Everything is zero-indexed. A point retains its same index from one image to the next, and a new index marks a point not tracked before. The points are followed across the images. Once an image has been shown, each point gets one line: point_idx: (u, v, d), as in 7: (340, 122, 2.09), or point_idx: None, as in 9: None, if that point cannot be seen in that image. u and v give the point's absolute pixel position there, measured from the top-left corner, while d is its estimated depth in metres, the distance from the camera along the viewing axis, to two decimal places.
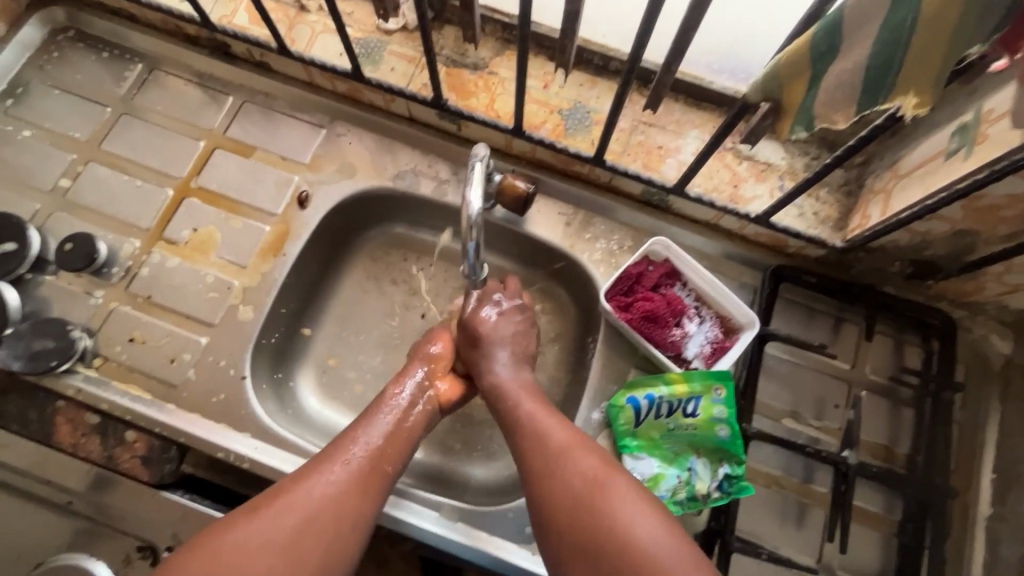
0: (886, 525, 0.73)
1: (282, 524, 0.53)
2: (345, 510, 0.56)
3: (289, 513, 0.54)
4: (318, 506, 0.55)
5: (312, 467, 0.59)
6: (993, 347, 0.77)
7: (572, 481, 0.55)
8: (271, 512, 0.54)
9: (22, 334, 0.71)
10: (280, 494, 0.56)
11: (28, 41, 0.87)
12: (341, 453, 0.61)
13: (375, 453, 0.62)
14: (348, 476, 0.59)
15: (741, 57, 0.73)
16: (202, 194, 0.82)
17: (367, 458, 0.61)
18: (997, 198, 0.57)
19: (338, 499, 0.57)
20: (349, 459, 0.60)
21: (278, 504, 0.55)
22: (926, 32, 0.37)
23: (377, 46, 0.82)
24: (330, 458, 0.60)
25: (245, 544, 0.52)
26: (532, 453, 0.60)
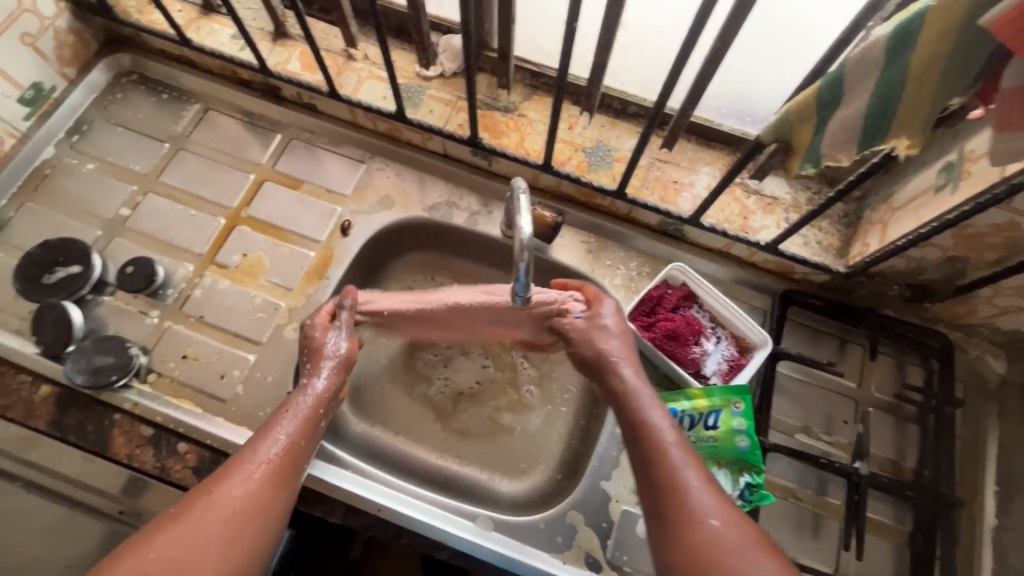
0: (897, 536, 0.77)
1: (205, 526, 0.53)
2: (268, 497, 0.57)
3: (210, 515, 0.54)
4: (242, 504, 0.55)
5: (227, 469, 0.58)
6: (988, 366, 0.83)
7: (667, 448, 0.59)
8: (193, 519, 0.53)
9: (84, 350, 0.76)
10: (200, 498, 0.55)
11: (94, 83, 0.95)
12: (264, 438, 0.61)
13: (296, 438, 0.62)
14: (270, 465, 0.59)
15: (749, 103, 0.81)
16: (252, 222, 0.89)
17: (290, 444, 0.61)
18: (983, 227, 0.64)
19: (255, 500, 0.56)
20: (266, 456, 0.59)
21: (203, 508, 0.54)
22: (914, 88, 0.44)
23: (417, 90, 0.90)
24: (256, 447, 0.60)
25: (167, 552, 0.51)
26: (635, 403, 0.65)
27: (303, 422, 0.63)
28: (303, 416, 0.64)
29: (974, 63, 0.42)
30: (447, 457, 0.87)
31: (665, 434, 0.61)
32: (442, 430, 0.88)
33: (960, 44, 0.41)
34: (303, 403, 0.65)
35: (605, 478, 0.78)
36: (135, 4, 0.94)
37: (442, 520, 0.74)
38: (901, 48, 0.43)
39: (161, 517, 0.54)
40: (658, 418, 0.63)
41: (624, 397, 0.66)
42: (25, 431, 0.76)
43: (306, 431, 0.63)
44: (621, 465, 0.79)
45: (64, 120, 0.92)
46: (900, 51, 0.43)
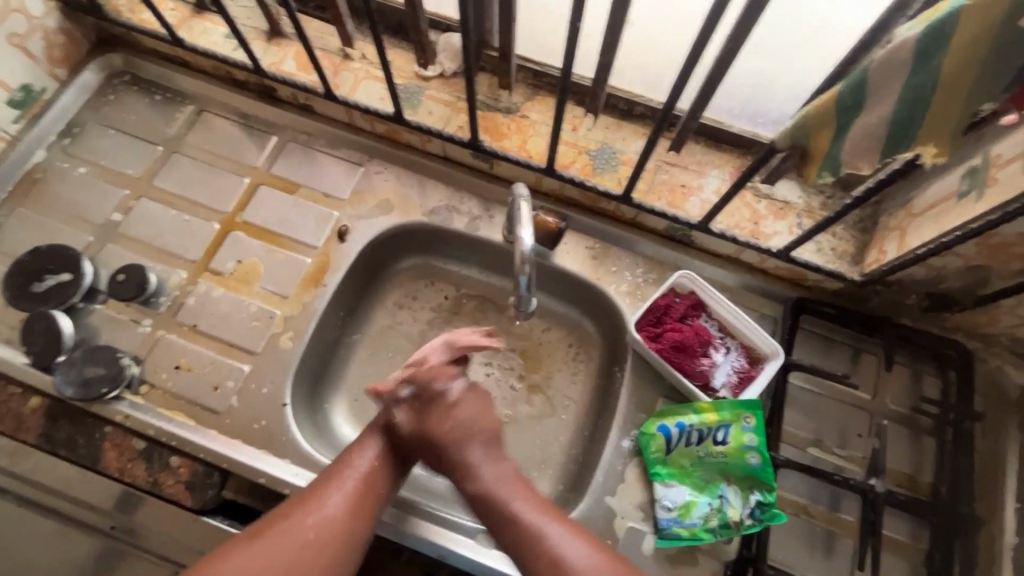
0: (913, 554, 0.74)
1: (275, 551, 0.56)
2: (341, 531, 0.59)
3: (286, 542, 0.56)
4: (314, 535, 0.58)
5: (302, 499, 0.60)
6: (1009, 377, 0.80)
7: (576, 564, 0.57)
8: (259, 548, 0.56)
9: (74, 361, 0.74)
10: (272, 523, 0.58)
11: (86, 84, 0.93)
12: (337, 477, 0.63)
13: (367, 480, 0.63)
14: (344, 500, 0.61)
15: (761, 103, 0.78)
16: (247, 227, 0.86)
17: (362, 483, 0.63)
18: (1010, 236, 0.61)
19: (327, 530, 0.58)
20: (343, 485, 0.62)
21: (275, 530, 0.57)
22: (944, 94, 0.41)
23: (416, 91, 0.87)
24: (327, 484, 0.62)
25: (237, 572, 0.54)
26: (506, 508, 0.62)
27: (375, 466, 0.65)
28: (376, 460, 0.65)
29: (1011, 66, 0.38)
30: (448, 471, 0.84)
31: (564, 544, 0.59)
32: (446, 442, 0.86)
33: (995, 47, 0.38)
34: (375, 446, 0.66)
35: (610, 494, 0.74)
36: (126, 3, 0.91)
37: (442, 538, 0.71)
38: (930, 51, 0.39)
39: (235, 538, 0.57)
40: (548, 529, 0.60)
41: (488, 499, 0.63)
42: (16, 443, 0.75)
43: (378, 474, 0.64)
44: (626, 480, 0.74)
45: (55, 123, 0.90)
46: (929, 54, 0.40)
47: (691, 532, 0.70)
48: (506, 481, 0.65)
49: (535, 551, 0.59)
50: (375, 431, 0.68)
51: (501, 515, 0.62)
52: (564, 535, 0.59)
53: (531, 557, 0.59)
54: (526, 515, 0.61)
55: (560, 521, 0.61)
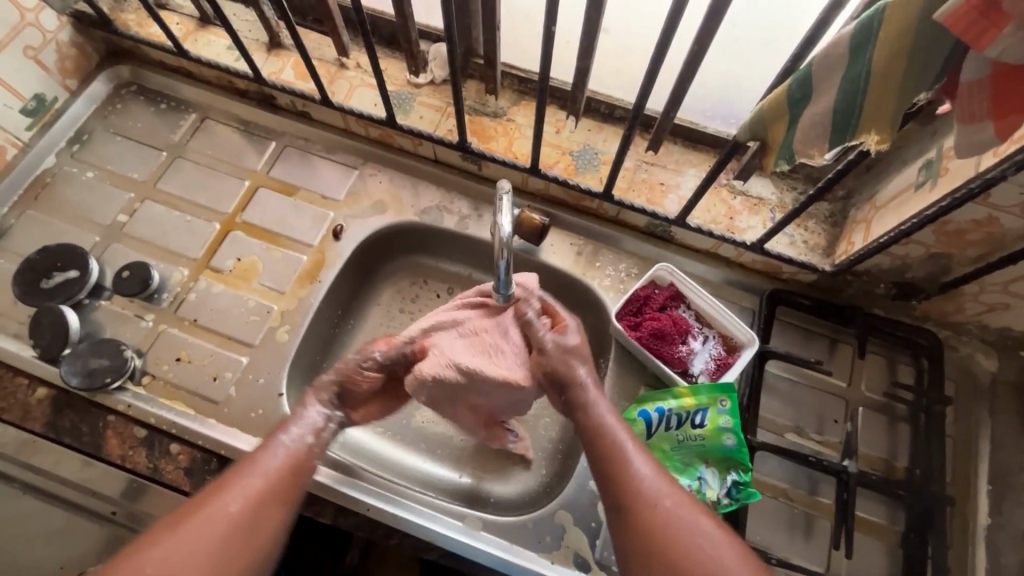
0: (890, 536, 0.77)
1: (197, 541, 0.56)
2: (263, 516, 0.59)
3: (207, 531, 0.57)
4: (234, 521, 0.58)
5: (220, 487, 0.60)
6: (980, 364, 0.82)
7: (653, 487, 0.61)
8: (189, 531, 0.56)
9: (80, 353, 0.78)
10: (190, 513, 0.58)
11: (95, 94, 0.98)
12: (253, 465, 0.62)
13: (286, 467, 0.63)
14: (263, 487, 0.61)
15: (732, 104, 0.82)
16: (246, 227, 0.91)
17: (281, 468, 0.63)
18: (963, 223, 0.65)
19: (250, 514, 0.59)
20: (266, 469, 0.62)
21: (195, 522, 0.57)
22: (878, 84, 0.45)
23: (408, 97, 0.92)
24: (248, 470, 0.61)
25: (164, 563, 0.54)
26: (620, 454, 0.63)
27: (292, 454, 0.64)
28: (293, 447, 0.65)
29: (936, 58, 0.42)
30: (437, 461, 0.88)
31: (650, 480, 0.61)
32: (427, 429, 0.90)
33: (919, 41, 0.42)
34: (295, 429, 0.66)
35: (594, 478, 0.78)
36: (135, 18, 0.97)
37: (436, 522, 0.74)
38: (862, 45, 0.44)
39: (155, 528, 0.57)
40: (643, 462, 0.63)
41: (594, 431, 0.66)
42: (23, 433, 0.78)
43: (297, 459, 0.64)
44: None
45: (65, 130, 0.95)
46: (862, 48, 0.44)
47: None
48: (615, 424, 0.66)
49: (628, 483, 0.61)
50: (299, 415, 0.68)
51: (611, 443, 0.64)
52: (653, 475, 0.62)
53: (625, 490, 0.61)
54: (631, 452, 0.63)
55: (644, 450, 0.64)
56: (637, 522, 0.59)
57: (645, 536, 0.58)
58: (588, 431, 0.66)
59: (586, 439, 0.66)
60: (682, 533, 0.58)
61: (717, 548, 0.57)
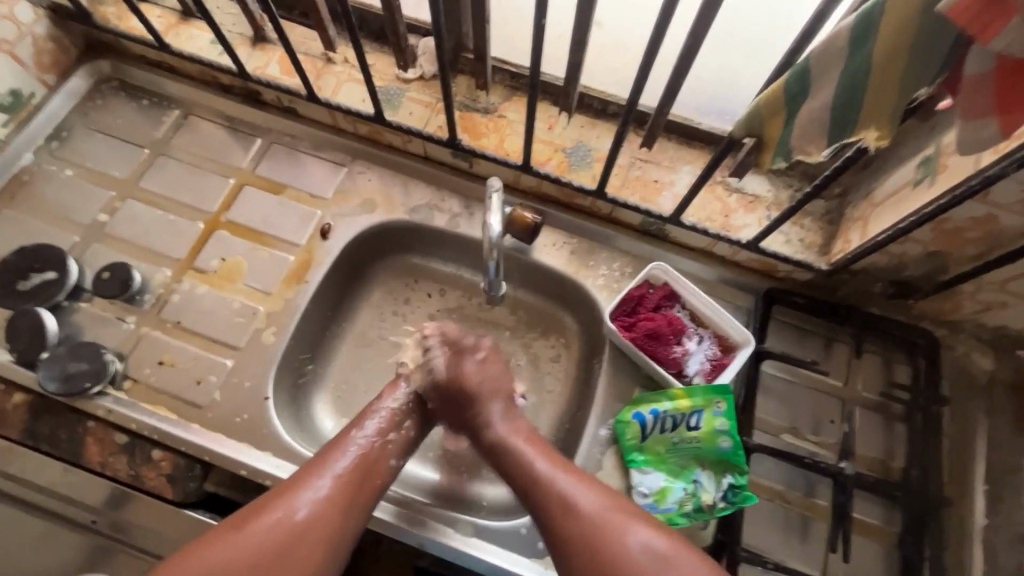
0: (886, 537, 0.76)
1: (266, 541, 0.59)
2: (330, 522, 0.62)
3: (273, 531, 0.59)
4: (304, 524, 0.61)
5: (291, 488, 0.63)
6: (976, 363, 0.82)
7: (584, 505, 0.63)
8: (258, 522, 0.60)
9: (58, 357, 0.75)
10: (259, 509, 0.61)
11: (74, 89, 0.95)
12: (324, 466, 0.66)
13: (355, 471, 0.66)
14: (333, 492, 0.64)
15: (727, 100, 0.80)
16: (231, 226, 0.88)
17: (354, 473, 0.66)
18: (961, 221, 0.64)
19: (318, 514, 0.62)
20: (339, 469, 0.65)
21: (262, 522, 0.60)
22: (879, 77, 0.43)
23: (396, 93, 0.90)
24: (318, 472, 0.65)
25: (229, 560, 0.57)
26: (557, 490, 0.65)
27: (368, 453, 0.68)
28: (363, 447, 0.68)
29: (938, 50, 0.41)
30: (434, 465, 0.86)
31: (590, 511, 0.63)
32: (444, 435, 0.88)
33: (920, 34, 0.40)
34: (367, 428, 0.71)
35: None
36: (114, 10, 0.94)
37: (429, 529, 0.72)
38: (863, 38, 0.42)
39: (223, 524, 0.61)
40: (571, 486, 0.65)
41: (526, 475, 0.67)
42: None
43: (366, 462, 0.68)
44: (604, 467, 0.76)
45: (43, 126, 0.92)
46: (863, 41, 0.42)
47: (667, 517, 0.71)
48: (532, 441, 0.71)
49: (572, 519, 0.63)
50: (371, 412, 0.73)
51: (545, 482, 0.66)
52: (595, 504, 0.63)
53: (568, 531, 0.62)
54: (569, 491, 0.64)
55: (561, 470, 0.67)
56: (591, 553, 0.61)
57: (600, 563, 0.60)
58: (517, 470, 0.68)
59: (516, 468, 0.69)
60: (626, 549, 0.60)
61: (665, 560, 0.60)
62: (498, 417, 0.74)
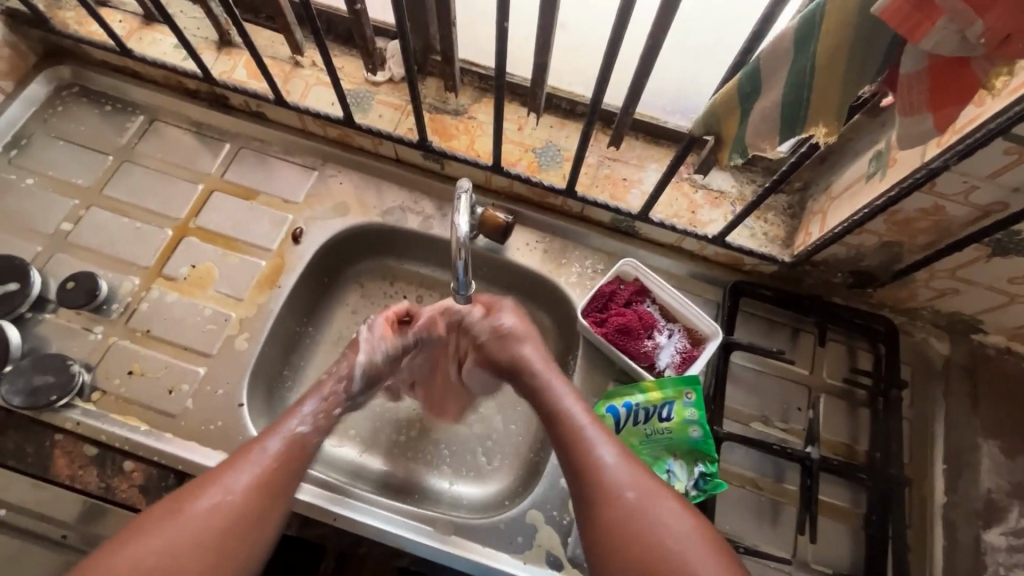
0: (854, 519, 0.78)
1: (202, 525, 0.54)
2: (259, 511, 0.57)
3: (207, 517, 0.55)
4: (236, 509, 0.56)
5: (222, 473, 0.58)
6: (934, 348, 0.85)
7: (599, 447, 0.61)
8: (178, 525, 0.54)
9: (22, 370, 0.73)
10: (190, 498, 0.56)
11: (34, 97, 0.93)
12: (249, 455, 0.60)
13: (283, 455, 0.61)
14: (262, 477, 0.59)
15: (690, 99, 0.82)
16: (201, 233, 0.87)
17: (281, 461, 0.61)
18: (912, 212, 0.66)
19: (244, 510, 0.56)
20: (260, 458, 0.60)
21: (192, 513, 0.55)
22: (823, 76, 0.45)
23: (366, 96, 0.90)
24: (245, 459, 0.60)
25: (160, 548, 0.52)
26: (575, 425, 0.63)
27: (289, 446, 0.62)
28: (290, 437, 0.63)
29: (877, 49, 0.43)
30: (412, 465, 0.86)
31: (598, 444, 0.61)
32: (419, 439, 0.88)
33: (858, 35, 0.42)
34: (299, 421, 0.65)
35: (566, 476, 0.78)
36: (73, 15, 0.92)
37: (407, 529, 0.72)
38: (806, 40, 0.44)
39: (151, 512, 0.55)
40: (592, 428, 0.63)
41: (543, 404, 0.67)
42: None
43: (293, 451, 0.62)
44: None
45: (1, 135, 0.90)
46: (806, 42, 0.44)
47: None
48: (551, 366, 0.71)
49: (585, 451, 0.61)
50: (292, 411, 0.67)
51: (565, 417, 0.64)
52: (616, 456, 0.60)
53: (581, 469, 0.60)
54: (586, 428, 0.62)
55: (580, 403, 0.66)
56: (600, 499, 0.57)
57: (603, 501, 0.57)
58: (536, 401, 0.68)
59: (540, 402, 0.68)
60: (632, 509, 0.56)
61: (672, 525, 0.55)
62: (534, 358, 0.72)
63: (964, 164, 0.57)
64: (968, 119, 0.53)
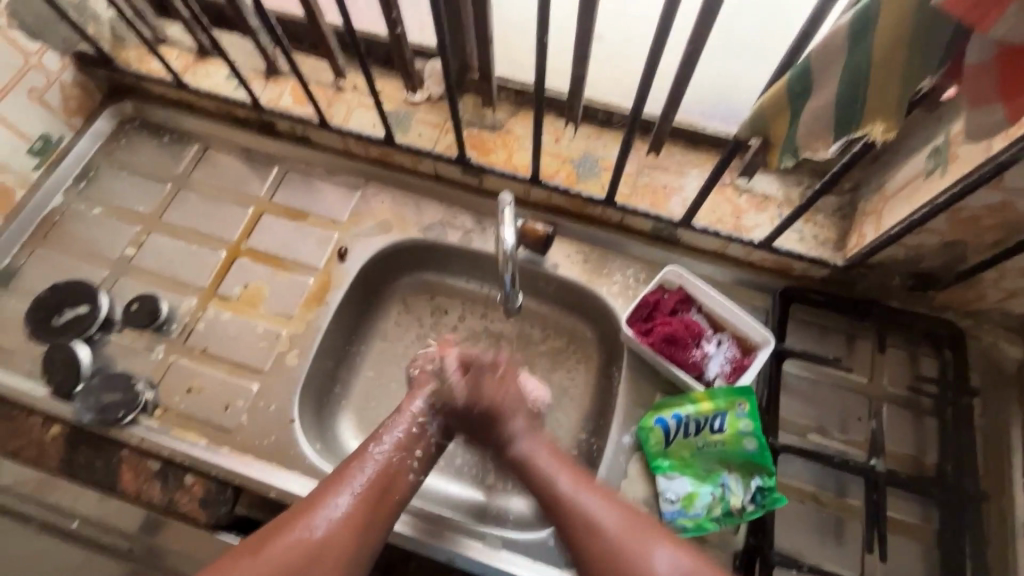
0: (926, 536, 0.74)
1: (294, 557, 0.60)
2: (349, 540, 0.63)
3: (301, 548, 0.61)
4: (323, 541, 0.62)
5: (319, 498, 0.64)
6: (1005, 353, 0.80)
7: (607, 526, 0.65)
8: (278, 551, 0.60)
9: (93, 388, 0.78)
10: (285, 527, 0.62)
11: (100, 131, 1.00)
12: (344, 482, 0.66)
13: (375, 484, 0.67)
14: (353, 507, 0.64)
15: (731, 103, 0.81)
16: (252, 253, 0.91)
17: (372, 489, 0.66)
18: (977, 209, 0.63)
19: (332, 539, 0.62)
20: (353, 488, 0.65)
21: (287, 539, 0.61)
22: (881, 72, 0.44)
23: (406, 115, 0.93)
24: (337, 486, 0.66)
25: None
26: (573, 508, 0.67)
27: (385, 467, 0.68)
28: (382, 462, 0.69)
29: (938, 42, 0.41)
30: (460, 479, 0.87)
31: (603, 520, 0.65)
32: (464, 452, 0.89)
33: (919, 28, 0.41)
34: (384, 442, 0.70)
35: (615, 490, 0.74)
36: (135, 54, 0.98)
37: (457, 544, 0.72)
38: (861, 35, 0.43)
39: (245, 543, 0.62)
40: (595, 500, 0.67)
41: (543, 487, 0.70)
42: (38, 471, 0.78)
43: (385, 477, 0.68)
44: (629, 474, 0.75)
45: (71, 168, 0.96)
46: (860, 40, 0.43)
47: (695, 522, 0.71)
48: (551, 456, 0.73)
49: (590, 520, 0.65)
50: (388, 426, 0.72)
51: (563, 501, 0.67)
52: (617, 521, 0.65)
53: (597, 553, 0.64)
54: (587, 505, 0.66)
55: (585, 488, 0.68)
56: (614, 573, 0.62)
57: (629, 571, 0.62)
58: (535, 485, 0.71)
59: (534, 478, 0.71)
60: (648, 569, 0.62)
61: None
62: (517, 431, 0.75)
63: None
64: None
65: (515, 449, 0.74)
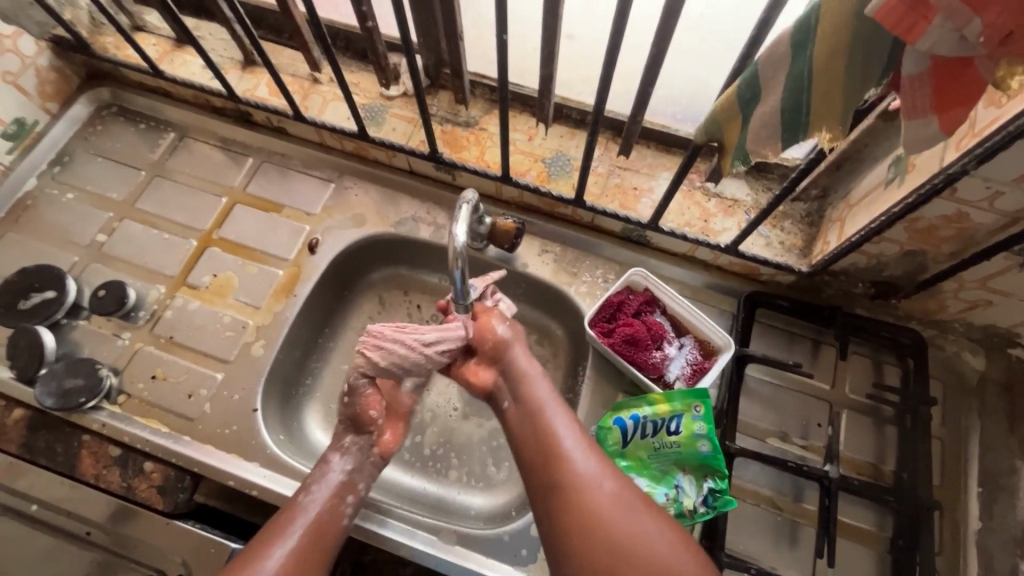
0: (879, 543, 0.74)
1: None
2: None
3: None
4: None
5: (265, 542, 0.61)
6: (967, 363, 0.81)
7: (580, 476, 0.61)
8: None
9: (55, 373, 0.78)
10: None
11: (76, 117, 1.00)
12: (283, 530, 0.62)
13: (309, 535, 0.62)
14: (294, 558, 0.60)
15: (701, 106, 0.82)
16: (223, 243, 0.91)
17: (311, 537, 0.62)
18: (933, 220, 0.63)
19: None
20: (289, 537, 0.61)
21: None
22: (822, 80, 0.44)
23: (380, 109, 0.93)
24: (278, 536, 0.61)
25: None
26: (551, 447, 0.63)
27: (321, 513, 0.64)
28: (317, 509, 0.65)
29: (877, 52, 0.41)
30: (421, 472, 0.87)
31: (579, 465, 0.62)
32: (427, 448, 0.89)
33: (857, 39, 0.41)
34: (315, 491, 0.66)
35: None
36: (112, 40, 0.98)
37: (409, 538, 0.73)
38: (803, 42, 0.43)
39: None
40: (573, 443, 0.63)
41: (532, 440, 0.65)
42: None
43: (323, 523, 0.64)
44: None
45: (46, 153, 0.96)
46: (803, 46, 0.43)
47: None
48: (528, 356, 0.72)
49: (591, 503, 0.59)
50: (319, 473, 0.68)
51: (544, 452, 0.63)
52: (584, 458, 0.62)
53: (552, 495, 0.61)
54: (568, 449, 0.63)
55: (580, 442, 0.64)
56: (568, 513, 0.59)
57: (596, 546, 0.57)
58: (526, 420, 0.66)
59: (523, 408, 0.67)
60: (613, 526, 0.57)
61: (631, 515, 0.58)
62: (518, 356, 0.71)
63: (985, 169, 0.54)
64: (988, 121, 0.51)
65: (524, 386, 0.69)
